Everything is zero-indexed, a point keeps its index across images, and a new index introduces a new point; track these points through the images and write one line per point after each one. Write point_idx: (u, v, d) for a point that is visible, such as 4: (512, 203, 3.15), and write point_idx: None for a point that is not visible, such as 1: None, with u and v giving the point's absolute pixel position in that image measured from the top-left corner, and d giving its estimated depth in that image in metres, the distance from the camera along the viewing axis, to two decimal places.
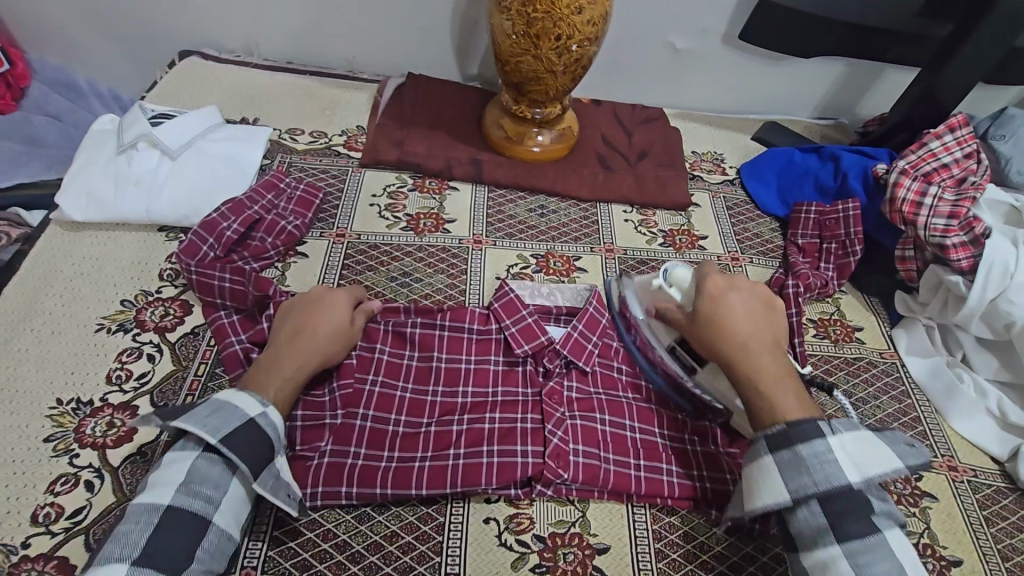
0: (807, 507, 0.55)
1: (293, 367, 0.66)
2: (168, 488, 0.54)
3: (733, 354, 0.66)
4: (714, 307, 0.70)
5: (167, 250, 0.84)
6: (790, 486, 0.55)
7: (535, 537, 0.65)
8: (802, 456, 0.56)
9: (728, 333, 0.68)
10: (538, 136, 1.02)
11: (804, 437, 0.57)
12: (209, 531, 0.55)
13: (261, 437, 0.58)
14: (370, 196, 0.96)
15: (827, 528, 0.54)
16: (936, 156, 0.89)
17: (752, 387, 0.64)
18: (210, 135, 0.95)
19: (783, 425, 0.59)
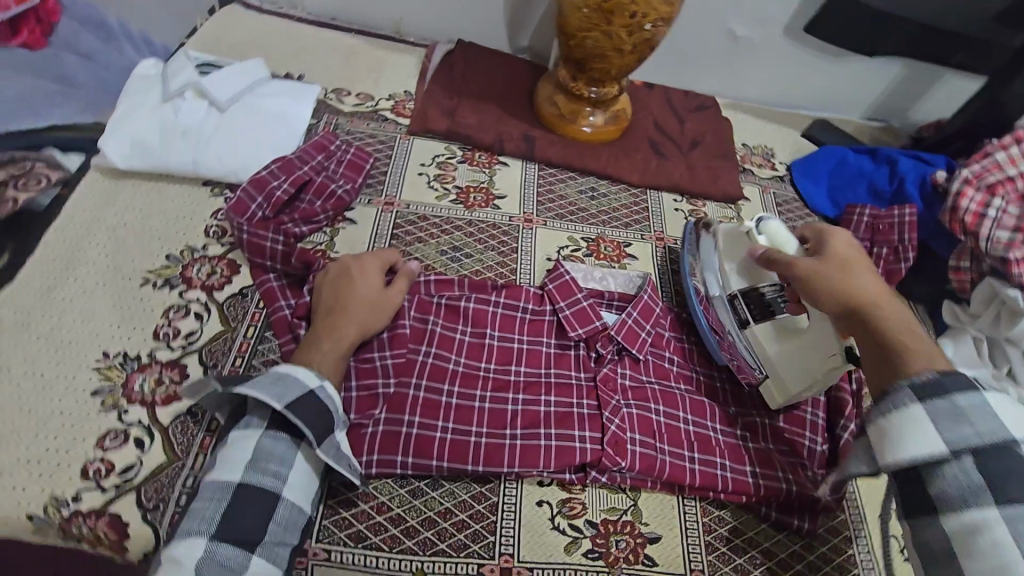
0: (954, 463, 0.47)
1: (335, 343, 0.66)
2: (239, 466, 0.56)
3: (867, 300, 0.59)
4: (841, 255, 0.64)
5: (213, 206, 0.82)
6: (948, 437, 0.47)
7: (588, 522, 0.65)
8: (962, 405, 0.48)
9: (860, 280, 0.61)
10: (591, 115, 1.00)
11: (960, 387, 0.49)
12: (280, 505, 0.55)
13: (319, 411, 0.59)
14: (419, 165, 0.94)
15: (982, 489, 0.45)
16: (1001, 167, 0.87)
17: (892, 334, 0.56)
18: (258, 90, 0.91)
19: (933, 374, 0.51)
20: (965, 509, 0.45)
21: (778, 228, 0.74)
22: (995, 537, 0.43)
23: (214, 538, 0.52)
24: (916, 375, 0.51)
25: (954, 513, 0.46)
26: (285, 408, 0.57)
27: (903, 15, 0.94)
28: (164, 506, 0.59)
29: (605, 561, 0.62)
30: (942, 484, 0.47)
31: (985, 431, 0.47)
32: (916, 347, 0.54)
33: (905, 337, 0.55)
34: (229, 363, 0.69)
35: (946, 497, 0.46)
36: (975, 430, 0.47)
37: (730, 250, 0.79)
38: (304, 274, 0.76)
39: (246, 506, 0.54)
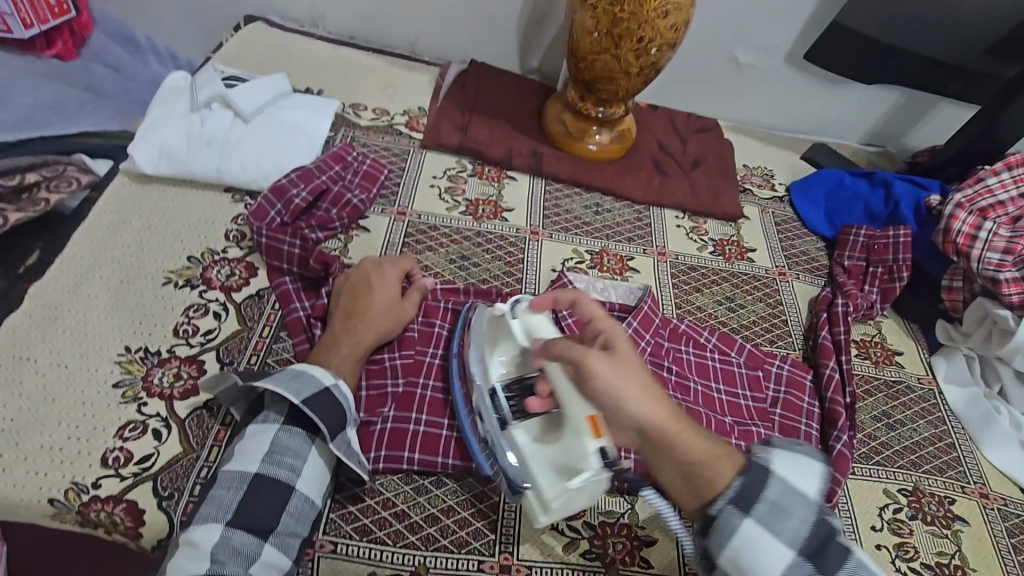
0: (798, 564, 0.48)
1: (352, 343, 0.69)
2: (255, 457, 0.58)
3: (657, 414, 0.50)
4: (628, 350, 0.53)
5: (233, 212, 0.85)
6: (784, 540, 0.49)
7: (586, 524, 0.66)
8: (775, 501, 0.50)
9: (647, 384, 0.51)
10: (597, 135, 1.04)
11: (761, 482, 0.50)
12: (293, 496, 0.58)
13: (334, 408, 0.61)
14: (430, 178, 0.97)
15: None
16: (992, 192, 0.91)
17: (690, 454, 0.50)
18: (280, 103, 0.96)
19: (741, 482, 0.50)
20: None
21: (533, 316, 0.64)
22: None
23: (229, 525, 0.54)
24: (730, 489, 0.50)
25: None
26: (302, 404, 0.60)
27: (900, 46, 0.98)
28: (179, 495, 0.61)
29: (602, 561, 0.64)
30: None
31: (802, 516, 0.50)
32: (712, 455, 0.51)
33: (700, 446, 0.51)
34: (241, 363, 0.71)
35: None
36: (799, 521, 0.50)
37: (490, 347, 0.67)
38: (318, 278, 0.79)
39: (261, 495, 0.56)
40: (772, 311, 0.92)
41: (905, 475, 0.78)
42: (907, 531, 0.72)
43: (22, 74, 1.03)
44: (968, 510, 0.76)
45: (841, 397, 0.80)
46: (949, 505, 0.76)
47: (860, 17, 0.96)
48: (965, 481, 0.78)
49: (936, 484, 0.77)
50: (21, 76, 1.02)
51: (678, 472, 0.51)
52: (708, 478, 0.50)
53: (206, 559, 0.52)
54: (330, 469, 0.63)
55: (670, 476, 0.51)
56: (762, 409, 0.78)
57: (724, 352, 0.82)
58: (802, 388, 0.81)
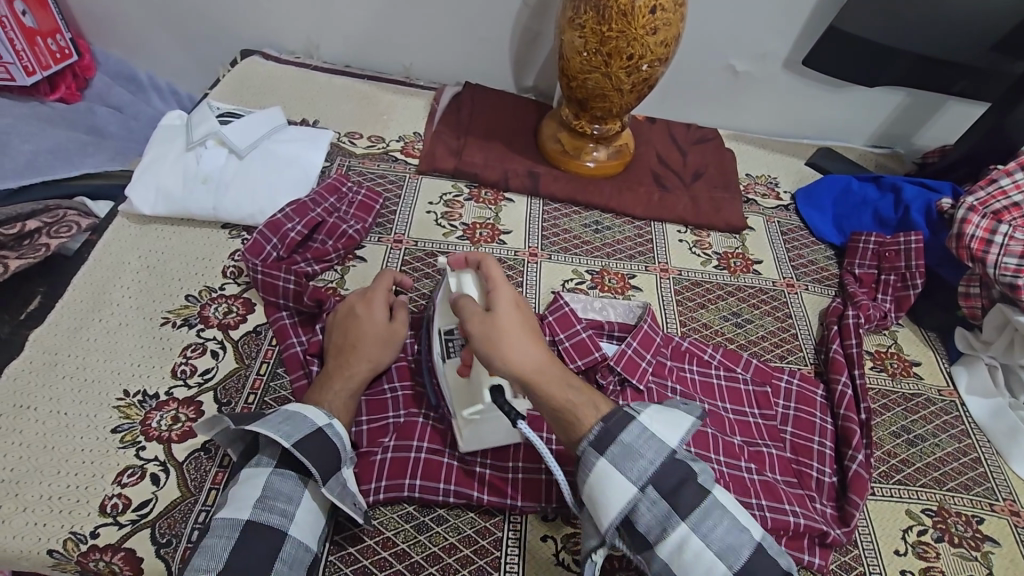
0: (647, 498, 0.54)
1: (346, 379, 0.68)
2: (247, 503, 0.57)
3: (533, 367, 0.59)
4: (506, 314, 0.62)
5: (230, 247, 0.86)
6: (631, 476, 0.54)
7: (593, 558, 0.64)
8: (629, 443, 0.55)
9: (520, 337, 0.61)
10: (594, 151, 1.02)
11: (620, 425, 0.56)
12: (285, 542, 0.56)
13: (326, 449, 0.60)
14: (426, 203, 0.97)
15: (668, 512, 0.53)
16: (1006, 194, 0.87)
17: (557, 400, 0.58)
18: (275, 136, 0.96)
19: (599, 425, 0.56)
20: (665, 536, 0.52)
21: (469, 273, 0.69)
22: (692, 550, 0.51)
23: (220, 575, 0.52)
24: (588, 430, 0.56)
25: (658, 544, 0.53)
26: (293, 447, 0.58)
27: (900, 48, 0.96)
28: (177, 542, 0.60)
29: None
30: (647, 523, 0.53)
31: (651, 456, 0.55)
32: (580, 399, 0.59)
33: (559, 394, 0.58)
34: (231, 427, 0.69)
35: (654, 534, 0.53)
36: (647, 461, 0.55)
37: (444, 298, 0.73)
38: (314, 312, 0.78)
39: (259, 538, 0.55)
40: (780, 325, 0.89)
41: (929, 494, 0.74)
42: (934, 554, 0.69)
43: (26, 120, 1.05)
44: (997, 528, 0.72)
45: (855, 414, 0.77)
46: (977, 524, 0.72)
47: (857, 20, 0.94)
48: (993, 498, 0.75)
49: (962, 503, 0.74)
50: (25, 122, 1.05)
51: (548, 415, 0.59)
52: (570, 419, 0.58)
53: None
54: (325, 510, 0.62)
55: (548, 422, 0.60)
56: (774, 428, 0.75)
57: (731, 371, 0.80)
58: (812, 403, 0.78)
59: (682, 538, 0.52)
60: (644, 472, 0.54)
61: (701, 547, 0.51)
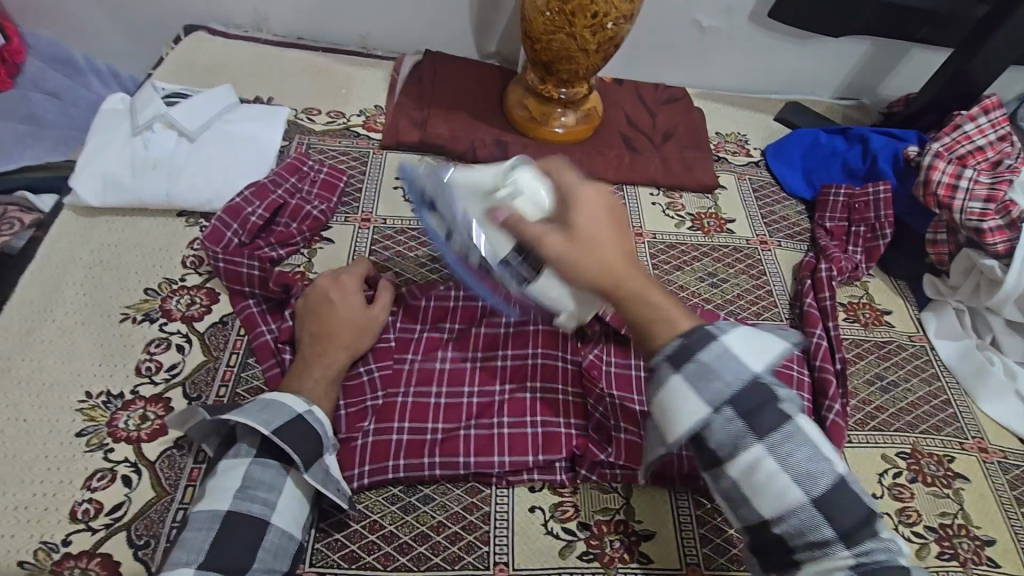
0: (721, 418, 0.48)
1: (323, 368, 0.66)
2: (227, 494, 0.55)
3: (618, 271, 0.51)
4: (583, 222, 0.52)
5: (188, 236, 0.82)
6: (704, 397, 0.48)
7: (581, 524, 0.65)
8: (707, 362, 0.49)
9: (598, 249, 0.51)
10: (562, 117, 1.00)
11: (703, 342, 0.49)
12: (269, 532, 0.55)
13: (309, 436, 0.59)
14: (393, 178, 0.94)
15: (746, 431, 0.48)
16: (970, 138, 0.88)
17: (637, 314, 0.51)
18: (227, 116, 0.91)
19: (679, 339, 0.50)
20: (737, 456, 0.49)
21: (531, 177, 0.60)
22: (767, 472, 0.48)
23: (201, 568, 0.51)
24: (668, 346, 0.50)
25: (731, 463, 0.49)
26: (274, 434, 0.57)
27: None
28: (155, 542, 0.58)
29: (600, 561, 0.63)
30: (719, 440, 0.49)
31: (729, 380, 0.48)
32: (656, 302, 0.52)
33: (643, 306, 0.51)
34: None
35: (726, 450, 0.49)
36: (724, 384, 0.48)
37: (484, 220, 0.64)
38: (282, 297, 0.75)
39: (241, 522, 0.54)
40: (755, 282, 0.90)
41: (903, 438, 0.76)
42: (909, 495, 0.71)
43: None
44: (968, 466, 0.75)
45: (831, 364, 0.78)
46: (948, 463, 0.74)
47: None
48: (963, 437, 0.77)
49: (934, 444, 0.76)
50: None
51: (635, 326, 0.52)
52: (649, 330, 0.51)
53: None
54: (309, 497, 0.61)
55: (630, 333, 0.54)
56: None
57: (710, 328, 0.81)
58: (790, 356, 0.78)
59: (757, 459, 0.48)
60: (722, 393, 0.48)
61: (775, 471, 0.48)
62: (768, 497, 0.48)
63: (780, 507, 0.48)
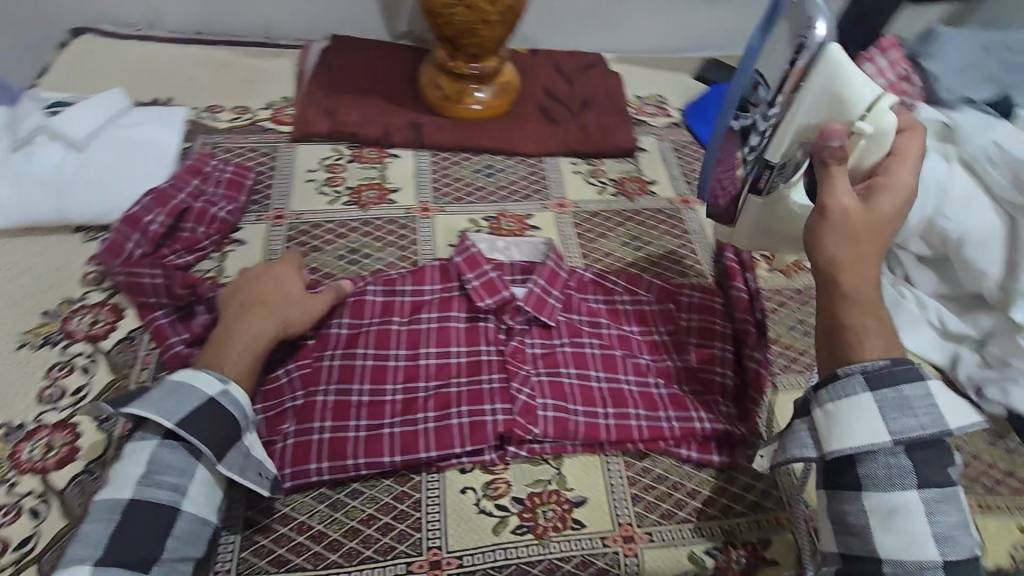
0: (890, 451, 0.52)
1: (257, 331, 0.65)
2: (131, 481, 0.54)
3: (841, 262, 0.55)
4: (849, 203, 0.56)
5: (87, 252, 0.78)
6: (891, 429, 0.52)
7: (513, 499, 0.65)
8: (908, 396, 0.52)
9: (857, 241, 0.55)
10: (477, 93, 0.98)
11: (909, 376, 0.53)
12: (179, 518, 0.54)
13: (219, 421, 0.57)
14: (305, 171, 0.91)
15: (908, 474, 0.51)
16: (873, 80, 0.88)
17: (847, 317, 0.55)
18: (119, 121, 0.87)
19: (885, 360, 0.54)
20: (890, 491, 0.52)
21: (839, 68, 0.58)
22: (905, 517, 0.51)
23: (99, 563, 0.50)
24: (875, 361, 0.53)
25: (874, 493, 0.52)
26: (179, 425, 0.55)
27: None
28: None
29: (534, 533, 0.63)
30: (874, 470, 0.52)
31: (899, 424, 0.52)
32: (862, 322, 0.54)
33: (848, 314, 0.55)
34: (115, 443, 0.64)
35: (874, 481, 0.52)
36: (919, 423, 0.52)
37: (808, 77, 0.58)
38: (189, 304, 0.73)
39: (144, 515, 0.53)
40: (679, 242, 0.90)
41: None
42: None
43: None
44: None
45: (751, 316, 0.78)
46: None
47: None
48: None
49: None
50: None
51: (823, 326, 0.57)
52: (857, 347, 0.55)
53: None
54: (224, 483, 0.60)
55: (820, 337, 0.58)
56: (678, 341, 0.77)
57: (635, 294, 0.81)
58: (714, 311, 0.80)
59: (906, 501, 0.51)
60: (908, 429, 0.52)
61: (920, 519, 0.51)
62: (902, 541, 0.50)
63: (902, 552, 0.50)
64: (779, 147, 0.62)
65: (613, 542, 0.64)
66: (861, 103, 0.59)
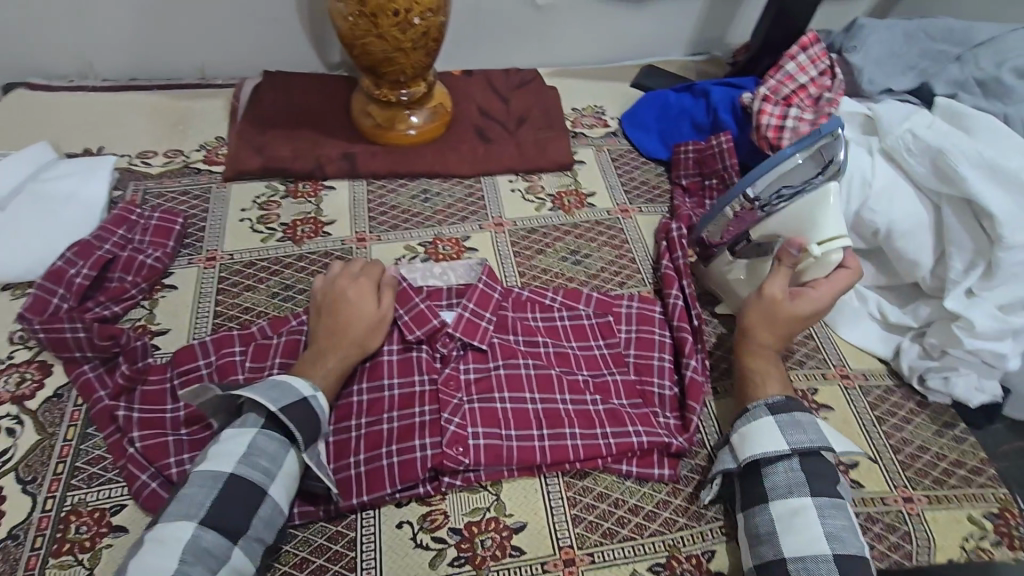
0: (790, 461, 0.61)
1: (336, 363, 0.68)
2: (231, 457, 0.57)
3: (761, 329, 0.71)
4: (780, 292, 0.72)
5: (14, 309, 0.77)
6: (788, 441, 0.62)
7: (451, 530, 0.64)
8: (800, 418, 0.63)
9: (778, 322, 0.71)
10: (409, 118, 0.98)
11: (800, 406, 0.65)
12: (264, 501, 0.57)
13: (311, 419, 0.62)
14: (239, 210, 0.91)
15: (803, 482, 0.59)
16: (793, 78, 0.90)
17: (750, 373, 0.70)
18: (44, 175, 0.86)
19: (782, 397, 0.66)
20: (789, 496, 0.59)
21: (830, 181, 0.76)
22: (804, 517, 0.57)
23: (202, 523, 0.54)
24: (773, 397, 0.66)
25: (778, 499, 0.59)
26: (281, 412, 0.60)
27: None
28: None
29: (472, 564, 0.62)
30: (778, 480, 0.61)
31: (799, 437, 0.62)
32: (758, 367, 0.70)
33: (757, 368, 0.70)
34: (39, 506, 0.63)
35: (777, 490, 0.60)
36: (808, 440, 0.62)
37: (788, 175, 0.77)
38: (115, 355, 0.72)
39: (230, 490, 0.56)
40: (618, 252, 0.90)
41: None
42: None
43: None
44: (830, 394, 0.77)
45: (687, 322, 0.79)
46: (812, 396, 0.77)
47: None
48: (825, 367, 0.80)
49: (797, 378, 0.78)
50: None
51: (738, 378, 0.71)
52: (759, 385, 0.68)
53: (174, 558, 0.51)
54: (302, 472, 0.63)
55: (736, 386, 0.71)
56: (617, 354, 0.77)
57: (573, 309, 0.80)
58: (651, 321, 0.79)
59: (803, 505, 0.58)
60: (800, 443, 0.61)
61: (816, 520, 0.57)
62: (800, 540, 0.56)
63: (800, 548, 0.56)
64: (764, 228, 0.76)
65: (554, 566, 0.63)
66: (826, 235, 0.73)
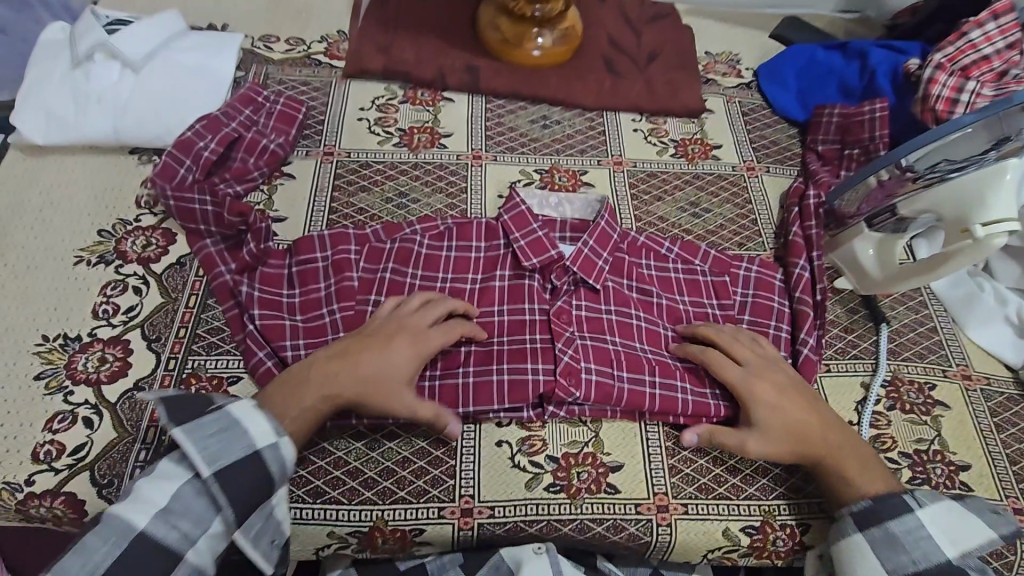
0: None
1: (349, 384, 0.60)
2: (146, 510, 0.52)
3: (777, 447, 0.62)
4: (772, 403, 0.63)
5: (141, 174, 0.78)
6: (886, 566, 0.58)
7: (548, 457, 0.64)
8: (894, 531, 0.58)
9: (778, 434, 0.62)
10: (538, 37, 0.93)
11: (892, 513, 0.59)
12: (178, 566, 0.52)
13: (253, 480, 0.54)
14: (358, 109, 0.89)
15: None
16: (976, 47, 0.81)
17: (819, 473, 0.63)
18: (176, 44, 0.85)
19: (868, 502, 0.60)
20: None
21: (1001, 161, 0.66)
22: None
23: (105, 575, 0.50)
24: (859, 504, 0.60)
25: None
26: (213, 475, 0.53)
27: None
28: (118, 481, 0.59)
29: (566, 493, 0.63)
30: None
31: (913, 556, 0.57)
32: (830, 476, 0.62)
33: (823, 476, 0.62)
34: (163, 364, 0.65)
35: None
36: (911, 557, 0.57)
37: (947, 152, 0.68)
38: (239, 233, 0.73)
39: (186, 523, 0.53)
40: (740, 211, 0.86)
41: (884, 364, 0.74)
42: (886, 422, 0.70)
43: None
44: (949, 393, 0.73)
45: (810, 296, 0.75)
46: (929, 391, 0.73)
47: None
48: (947, 365, 0.75)
49: (916, 370, 0.74)
50: None
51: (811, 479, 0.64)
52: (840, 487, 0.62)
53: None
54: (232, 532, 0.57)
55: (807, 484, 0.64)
56: (730, 316, 0.74)
57: (688, 262, 0.77)
58: (771, 288, 0.76)
59: None
60: (902, 566, 0.57)
61: None
62: None
63: None
64: (912, 206, 0.70)
65: (647, 509, 0.63)
66: (993, 215, 0.66)
